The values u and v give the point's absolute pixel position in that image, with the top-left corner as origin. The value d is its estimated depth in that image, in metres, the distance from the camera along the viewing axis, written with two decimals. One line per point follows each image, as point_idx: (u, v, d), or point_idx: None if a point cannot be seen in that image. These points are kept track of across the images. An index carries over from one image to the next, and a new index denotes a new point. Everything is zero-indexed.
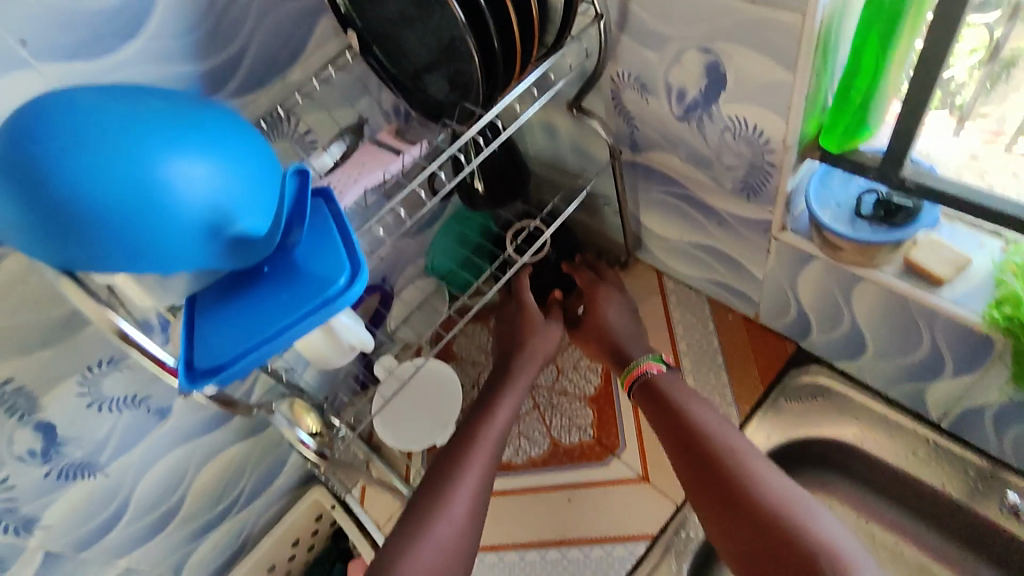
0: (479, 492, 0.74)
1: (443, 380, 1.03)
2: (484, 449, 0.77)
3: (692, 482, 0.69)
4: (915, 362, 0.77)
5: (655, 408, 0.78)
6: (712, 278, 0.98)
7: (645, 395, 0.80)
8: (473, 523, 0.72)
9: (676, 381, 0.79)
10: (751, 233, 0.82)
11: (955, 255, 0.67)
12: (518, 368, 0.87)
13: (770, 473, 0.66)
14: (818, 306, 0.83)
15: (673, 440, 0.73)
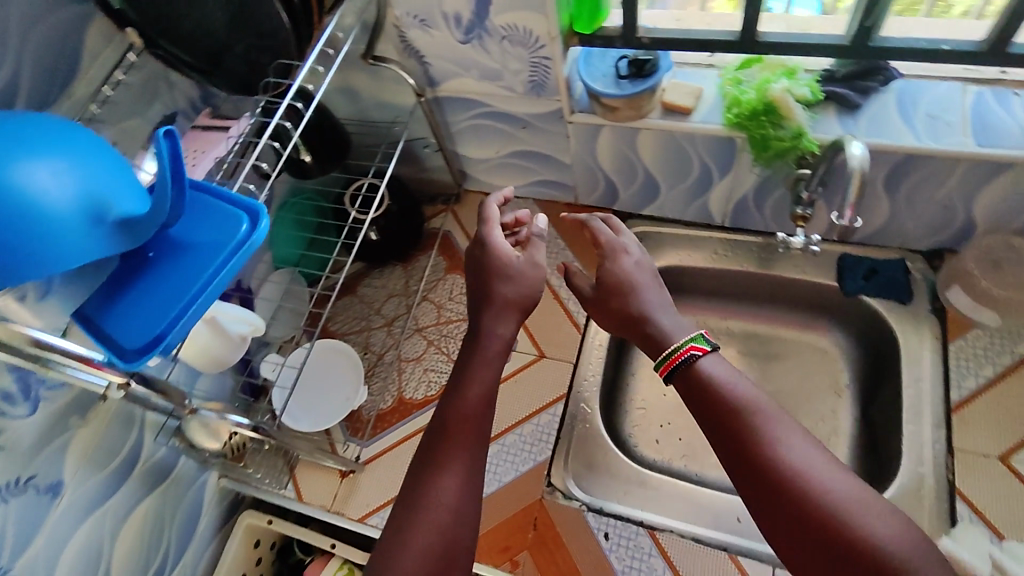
0: (472, 485, 0.66)
1: (339, 354, 1.05)
2: (469, 450, 0.67)
3: (755, 495, 0.56)
4: (695, 183, 1.00)
5: (710, 408, 0.61)
6: (532, 179, 1.13)
7: (691, 389, 0.63)
8: (468, 516, 0.65)
9: (728, 370, 0.63)
10: (549, 125, 0.98)
11: (692, 88, 0.89)
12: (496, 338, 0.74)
13: (831, 470, 0.56)
14: (617, 167, 1.02)
15: (719, 440, 0.60)
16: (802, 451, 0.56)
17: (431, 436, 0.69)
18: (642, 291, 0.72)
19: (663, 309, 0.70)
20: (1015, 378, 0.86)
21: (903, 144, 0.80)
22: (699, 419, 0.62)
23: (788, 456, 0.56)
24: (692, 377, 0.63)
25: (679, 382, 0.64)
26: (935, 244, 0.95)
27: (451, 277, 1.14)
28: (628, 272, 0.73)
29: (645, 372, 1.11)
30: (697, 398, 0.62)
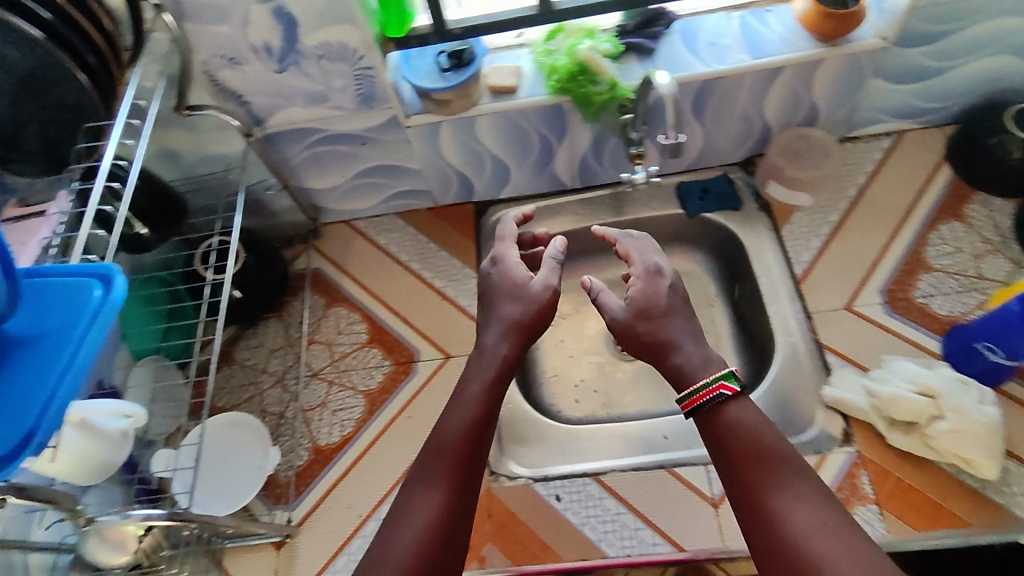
0: (456, 502, 0.65)
1: (236, 423, 0.95)
2: (464, 455, 0.67)
3: (766, 552, 0.59)
4: (538, 156, 1.06)
5: (733, 456, 0.63)
6: (386, 195, 1.14)
7: (715, 430, 0.65)
8: (450, 534, 0.63)
9: (755, 418, 0.65)
10: (388, 134, 0.99)
11: (510, 68, 0.96)
12: (502, 358, 0.72)
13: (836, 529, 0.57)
14: (464, 159, 1.06)
15: (735, 486, 0.63)
16: (803, 520, 0.58)
17: (420, 470, 0.67)
18: (671, 320, 0.72)
19: (697, 337, 0.71)
20: (838, 240, 1.01)
21: (696, 72, 0.94)
22: (720, 464, 0.65)
23: (798, 520, 0.58)
24: (718, 418, 0.65)
25: (708, 418, 0.66)
26: (745, 153, 1.10)
27: (333, 310, 1.09)
28: (658, 298, 0.73)
29: (549, 343, 1.16)
30: (720, 442, 0.65)
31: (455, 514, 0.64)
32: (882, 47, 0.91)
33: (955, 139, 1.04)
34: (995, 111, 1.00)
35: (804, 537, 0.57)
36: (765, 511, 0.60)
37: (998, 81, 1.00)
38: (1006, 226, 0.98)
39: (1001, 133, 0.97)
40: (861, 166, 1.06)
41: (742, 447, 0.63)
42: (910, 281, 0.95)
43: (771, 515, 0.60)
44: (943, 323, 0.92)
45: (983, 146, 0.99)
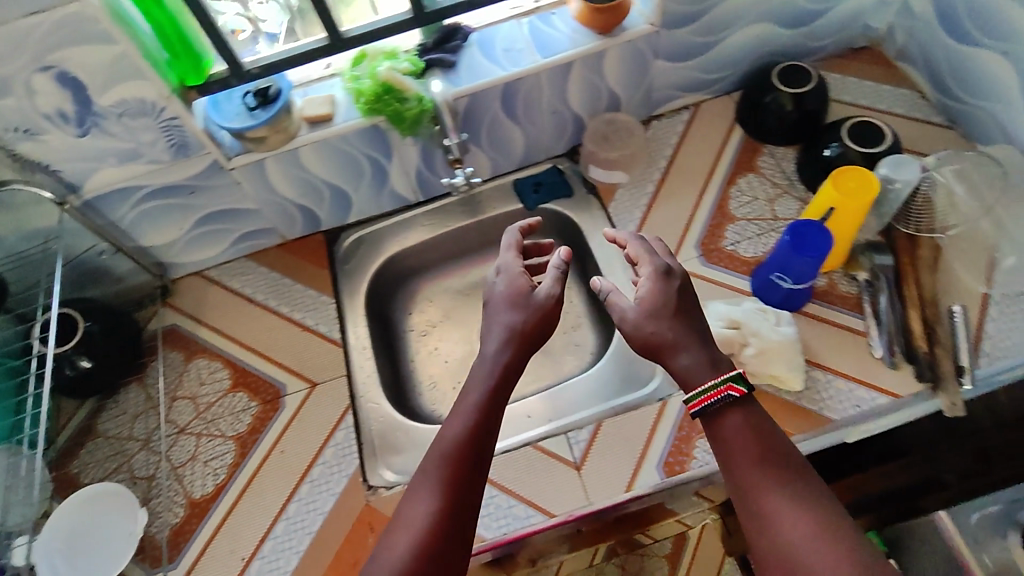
0: (454, 501, 0.68)
1: (84, 500, 0.94)
2: (463, 455, 0.70)
3: (763, 545, 0.64)
4: (373, 178, 1.10)
5: (735, 456, 0.68)
6: (233, 240, 1.14)
7: (718, 429, 0.70)
8: (447, 533, 0.66)
9: (756, 420, 0.69)
10: (216, 179, 1.01)
11: (322, 98, 0.99)
12: (496, 364, 0.77)
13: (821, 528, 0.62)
14: (301, 191, 1.08)
15: (734, 478, 0.68)
16: (795, 522, 0.62)
17: (423, 475, 0.70)
18: (676, 319, 0.76)
19: (703, 334, 0.75)
20: (656, 208, 1.11)
21: (496, 78, 1.01)
22: (721, 458, 0.70)
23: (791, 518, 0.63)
24: (721, 419, 0.70)
25: (713, 417, 0.71)
26: (567, 144, 1.19)
27: (194, 363, 1.09)
28: (665, 301, 0.76)
29: (423, 352, 1.19)
30: (724, 440, 0.70)
31: (453, 514, 0.67)
32: (653, 33, 1.02)
33: (741, 102, 1.16)
34: (765, 72, 1.13)
35: (796, 540, 0.62)
36: (762, 507, 0.65)
37: (762, 47, 1.13)
38: (791, 171, 1.11)
39: (771, 92, 1.10)
40: (668, 139, 1.18)
41: (745, 451, 0.68)
42: (719, 233, 1.07)
43: (768, 513, 0.64)
44: (751, 264, 1.03)
45: (761, 104, 1.11)
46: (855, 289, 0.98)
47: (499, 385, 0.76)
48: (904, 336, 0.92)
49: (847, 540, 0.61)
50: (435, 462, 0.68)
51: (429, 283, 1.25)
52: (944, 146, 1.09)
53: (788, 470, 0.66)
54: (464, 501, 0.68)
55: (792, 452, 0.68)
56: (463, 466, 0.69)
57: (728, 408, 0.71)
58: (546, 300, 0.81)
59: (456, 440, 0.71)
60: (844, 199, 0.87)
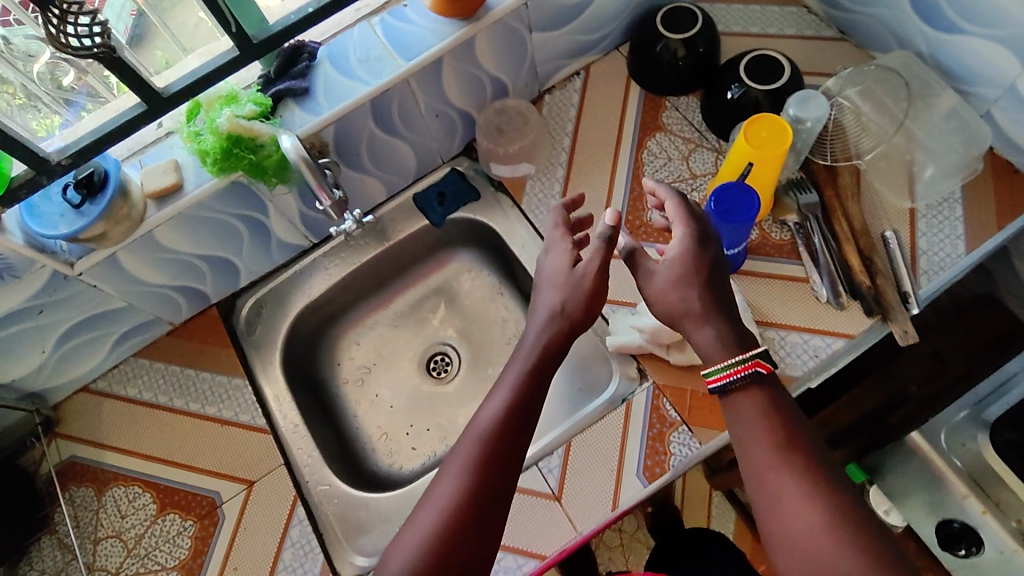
0: (485, 475, 0.66)
1: None
2: (497, 430, 0.68)
3: (773, 527, 0.61)
4: (253, 236, 0.97)
5: (752, 434, 0.65)
6: (111, 344, 0.98)
7: (737, 409, 0.67)
8: (476, 508, 0.64)
9: (781, 401, 0.66)
10: (63, 290, 0.84)
11: (164, 165, 0.84)
12: (539, 342, 0.74)
13: (829, 515, 0.59)
14: (174, 271, 0.93)
15: (749, 452, 0.64)
16: (808, 511, 0.60)
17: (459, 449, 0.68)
18: (706, 285, 0.72)
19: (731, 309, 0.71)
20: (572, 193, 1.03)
21: (358, 97, 0.87)
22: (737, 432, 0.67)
23: (801, 501, 0.60)
24: (742, 398, 0.67)
25: (734, 396, 0.68)
26: (461, 142, 1.08)
27: (109, 495, 0.93)
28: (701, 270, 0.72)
29: (364, 404, 1.09)
30: (744, 418, 0.66)
31: (485, 488, 0.65)
32: (519, 7, 0.91)
33: (630, 56, 1.08)
34: (648, 20, 1.05)
35: (808, 528, 0.59)
36: (773, 490, 0.62)
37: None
38: (698, 121, 1.05)
39: (659, 41, 1.02)
40: (565, 114, 1.09)
41: (765, 435, 0.64)
42: (641, 205, 1.01)
43: (775, 497, 0.62)
44: None
45: (652, 55, 1.03)
46: (788, 234, 0.94)
47: (544, 360, 0.73)
48: (844, 272, 0.90)
49: (861, 529, 0.58)
50: (468, 438, 0.67)
51: (352, 327, 1.13)
52: (838, 60, 1.06)
53: (806, 455, 0.63)
54: (496, 476, 0.66)
55: (812, 437, 0.65)
56: (503, 436, 0.67)
57: (754, 387, 0.67)
58: (590, 276, 0.77)
59: (494, 416, 0.69)
60: (758, 149, 0.82)
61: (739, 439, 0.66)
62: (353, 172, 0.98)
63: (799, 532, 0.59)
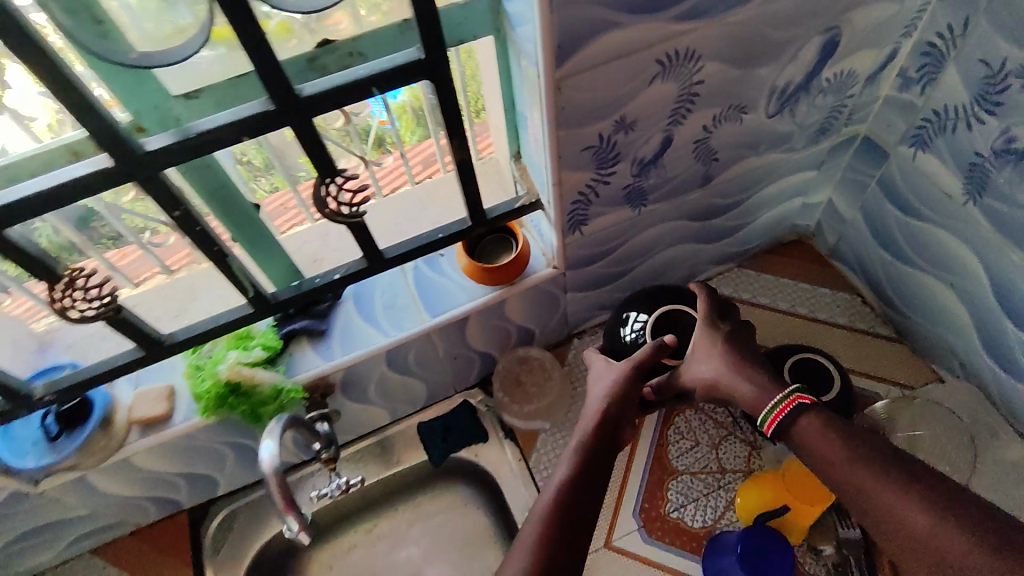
0: (563, 520, 0.59)
1: None
2: (579, 478, 0.62)
3: (885, 526, 0.54)
4: (239, 459, 0.91)
5: (838, 459, 0.58)
6: (69, 541, 0.91)
7: (805, 441, 0.62)
8: (558, 558, 0.56)
9: (837, 423, 0.61)
10: (23, 503, 0.79)
11: (157, 390, 0.80)
12: (583, 432, 0.67)
13: (944, 512, 0.52)
14: (143, 487, 0.87)
15: (837, 472, 0.58)
16: (844, 444, 0.59)
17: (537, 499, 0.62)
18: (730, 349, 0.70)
19: None
20: None
21: (374, 347, 0.84)
22: (817, 461, 0.60)
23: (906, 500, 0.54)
24: (804, 431, 0.62)
25: (790, 428, 0.63)
26: (479, 374, 1.02)
27: None
28: (766, 391, 0.66)
29: None
30: (804, 448, 0.62)
31: (566, 527, 0.58)
32: (556, 275, 0.88)
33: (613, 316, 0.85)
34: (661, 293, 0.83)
35: (927, 533, 0.51)
36: (840, 471, 0.58)
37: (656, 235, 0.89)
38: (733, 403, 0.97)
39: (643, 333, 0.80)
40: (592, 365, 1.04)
41: (832, 452, 0.59)
42: (659, 493, 0.91)
43: (817, 441, 0.61)
44: (698, 537, 0.88)
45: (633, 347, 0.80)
46: (822, 569, 0.85)
47: (587, 446, 0.65)
48: None
49: (949, 501, 0.52)
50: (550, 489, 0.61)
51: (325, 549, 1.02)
52: (890, 363, 0.99)
53: (870, 445, 0.58)
54: (574, 534, 0.58)
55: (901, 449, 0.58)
56: (573, 480, 0.62)
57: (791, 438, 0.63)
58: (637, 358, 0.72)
59: (576, 443, 0.66)
60: None
61: (826, 469, 0.59)
62: (358, 404, 0.93)
63: (906, 528, 0.53)
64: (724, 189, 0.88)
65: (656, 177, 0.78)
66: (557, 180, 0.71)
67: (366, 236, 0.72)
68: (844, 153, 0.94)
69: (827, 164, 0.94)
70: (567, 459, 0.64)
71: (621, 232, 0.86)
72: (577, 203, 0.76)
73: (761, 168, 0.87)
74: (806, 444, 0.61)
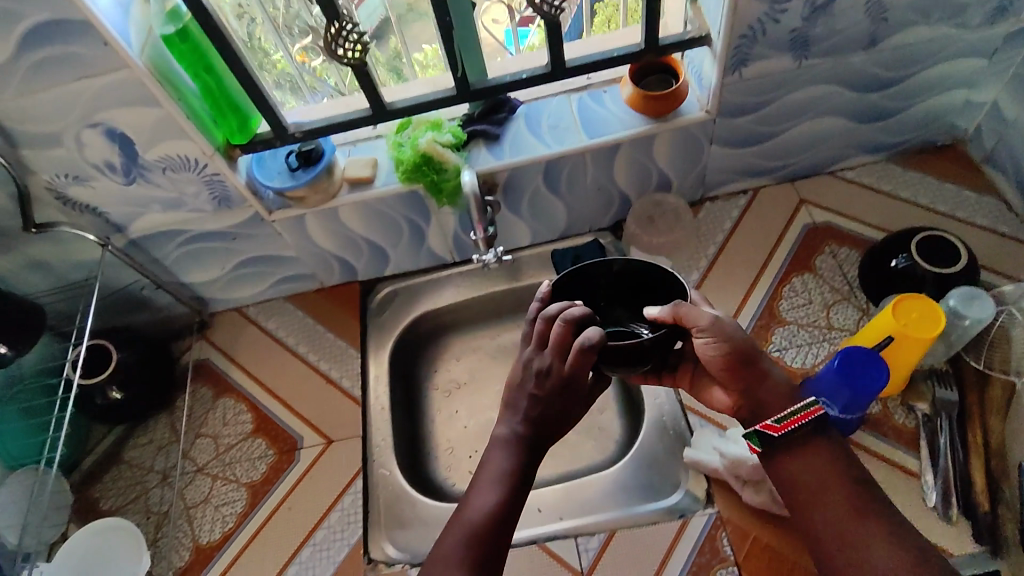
0: (487, 548, 0.62)
1: (115, 528, 0.96)
2: (504, 491, 0.64)
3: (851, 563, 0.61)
4: (411, 238, 1.11)
5: (828, 494, 0.64)
6: (272, 281, 1.15)
7: (806, 465, 0.66)
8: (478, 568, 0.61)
9: (839, 458, 0.66)
10: (255, 229, 1.02)
11: (365, 159, 1.00)
12: (516, 438, 0.65)
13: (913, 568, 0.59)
14: (337, 244, 1.09)
15: (823, 503, 0.64)
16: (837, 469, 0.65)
17: (466, 510, 0.64)
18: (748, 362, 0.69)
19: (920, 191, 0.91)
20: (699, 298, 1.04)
21: (538, 155, 0.97)
22: (806, 488, 0.65)
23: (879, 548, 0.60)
24: (807, 455, 0.66)
25: (799, 445, 0.67)
26: (611, 218, 1.14)
27: (221, 401, 1.10)
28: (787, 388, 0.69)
29: (442, 415, 1.16)
30: (801, 466, 0.66)
31: (487, 548, 0.62)
32: (708, 120, 0.96)
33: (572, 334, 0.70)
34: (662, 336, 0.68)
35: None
36: (827, 502, 0.64)
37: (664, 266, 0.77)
38: (853, 275, 1.03)
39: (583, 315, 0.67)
40: (720, 224, 1.10)
41: (823, 479, 0.65)
42: (764, 335, 0.99)
43: (813, 468, 0.65)
44: (797, 375, 0.96)
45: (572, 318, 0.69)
46: (912, 421, 0.90)
47: (516, 463, 0.65)
48: (963, 488, 0.84)
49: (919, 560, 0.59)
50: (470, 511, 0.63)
51: (458, 340, 1.22)
52: None
53: (854, 491, 0.64)
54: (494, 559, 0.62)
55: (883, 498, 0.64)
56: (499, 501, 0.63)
57: (779, 454, 0.67)
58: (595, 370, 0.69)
59: (508, 468, 0.64)
60: (901, 326, 0.79)
61: (813, 498, 0.65)
62: (510, 213, 1.08)
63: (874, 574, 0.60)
64: (886, 58, 0.93)
65: (823, 26, 0.85)
66: (731, 7, 0.81)
67: (557, 40, 0.85)
68: (1021, 44, 0.94)
69: (999, 55, 0.95)
70: (499, 486, 0.64)
71: (776, 86, 0.94)
72: (744, 39, 0.85)
73: (928, 43, 0.91)
74: (811, 464, 0.65)
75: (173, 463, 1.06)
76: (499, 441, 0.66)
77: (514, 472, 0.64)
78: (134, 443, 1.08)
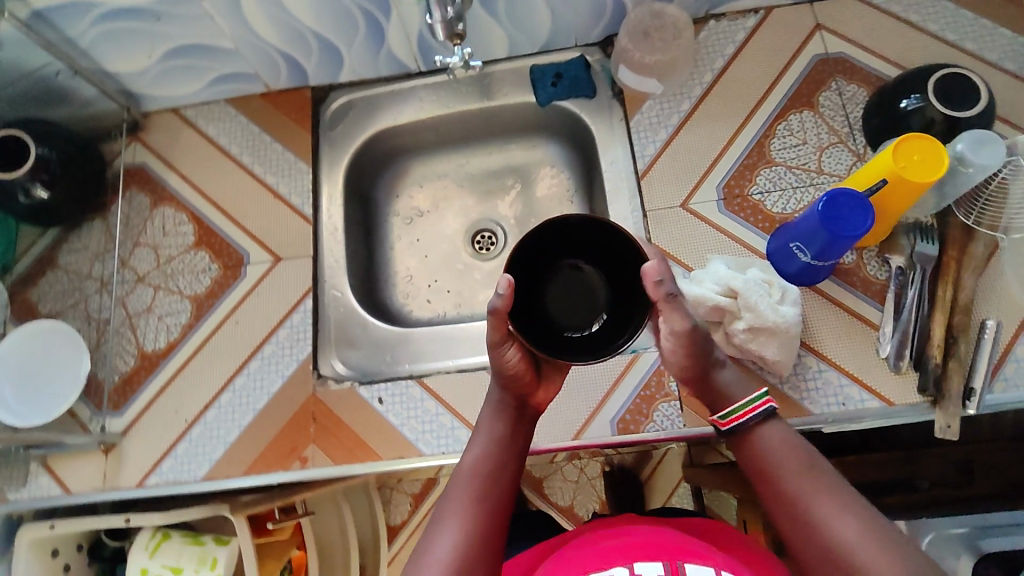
0: (489, 485, 0.62)
1: (48, 332, 0.94)
2: (499, 449, 0.65)
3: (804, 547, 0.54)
4: (369, 35, 0.95)
5: (771, 475, 0.58)
6: (210, 79, 1.01)
7: (748, 452, 0.61)
8: (486, 515, 0.59)
9: (790, 437, 0.60)
10: (182, 8, 0.87)
11: None
12: (502, 406, 0.68)
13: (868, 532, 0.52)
14: (282, 37, 0.94)
15: (771, 479, 0.58)
16: (791, 447, 0.59)
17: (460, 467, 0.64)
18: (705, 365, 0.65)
19: None
20: (685, 131, 0.95)
21: None
22: (760, 471, 0.59)
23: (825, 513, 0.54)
24: (753, 442, 0.61)
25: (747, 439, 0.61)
26: (601, 32, 1.00)
27: (159, 210, 1.02)
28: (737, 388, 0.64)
29: (402, 241, 1.09)
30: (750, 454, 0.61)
31: (493, 494, 0.61)
32: None
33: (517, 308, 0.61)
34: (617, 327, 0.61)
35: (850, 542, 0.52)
36: (780, 476, 0.58)
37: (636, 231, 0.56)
38: (857, 116, 0.92)
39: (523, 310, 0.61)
40: (722, 48, 0.97)
41: (781, 459, 0.58)
42: (749, 176, 0.91)
43: (765, 452, 0.59)
44: (774, 221, 0.89)
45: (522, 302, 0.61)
46: (885, 274, 0.86)
47: (508, 421, 0.66)
48: (919, 341, 0.81)
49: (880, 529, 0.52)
50: (469, 465, 0.63)
51: (421, 164, 1.11)
52: None
53: (807, 462, 0.57)
54: (498, 497, 0.61)
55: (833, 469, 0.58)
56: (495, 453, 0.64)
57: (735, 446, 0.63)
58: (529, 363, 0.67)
59: (499, 434, 0.66)
60: (897, 168, 0.72)
61: (762, 480, 0.59)
62: (483, 13, 0.93)
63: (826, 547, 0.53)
64: None
65: None
66: None
67: None
68: None
69: None
70: (492, 445, 0.65)
71: None
72: None
73: None
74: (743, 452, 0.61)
75: (110, 270, 1.00)
76: (484, 411, 0.68)
77: (509, 431, 0.66)
78: (69, 247, 1.01)
